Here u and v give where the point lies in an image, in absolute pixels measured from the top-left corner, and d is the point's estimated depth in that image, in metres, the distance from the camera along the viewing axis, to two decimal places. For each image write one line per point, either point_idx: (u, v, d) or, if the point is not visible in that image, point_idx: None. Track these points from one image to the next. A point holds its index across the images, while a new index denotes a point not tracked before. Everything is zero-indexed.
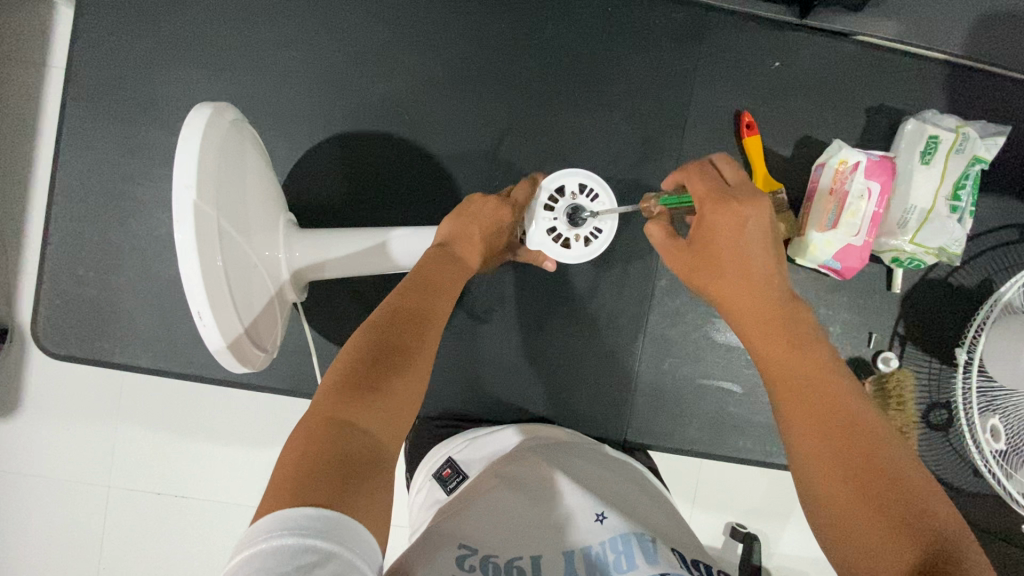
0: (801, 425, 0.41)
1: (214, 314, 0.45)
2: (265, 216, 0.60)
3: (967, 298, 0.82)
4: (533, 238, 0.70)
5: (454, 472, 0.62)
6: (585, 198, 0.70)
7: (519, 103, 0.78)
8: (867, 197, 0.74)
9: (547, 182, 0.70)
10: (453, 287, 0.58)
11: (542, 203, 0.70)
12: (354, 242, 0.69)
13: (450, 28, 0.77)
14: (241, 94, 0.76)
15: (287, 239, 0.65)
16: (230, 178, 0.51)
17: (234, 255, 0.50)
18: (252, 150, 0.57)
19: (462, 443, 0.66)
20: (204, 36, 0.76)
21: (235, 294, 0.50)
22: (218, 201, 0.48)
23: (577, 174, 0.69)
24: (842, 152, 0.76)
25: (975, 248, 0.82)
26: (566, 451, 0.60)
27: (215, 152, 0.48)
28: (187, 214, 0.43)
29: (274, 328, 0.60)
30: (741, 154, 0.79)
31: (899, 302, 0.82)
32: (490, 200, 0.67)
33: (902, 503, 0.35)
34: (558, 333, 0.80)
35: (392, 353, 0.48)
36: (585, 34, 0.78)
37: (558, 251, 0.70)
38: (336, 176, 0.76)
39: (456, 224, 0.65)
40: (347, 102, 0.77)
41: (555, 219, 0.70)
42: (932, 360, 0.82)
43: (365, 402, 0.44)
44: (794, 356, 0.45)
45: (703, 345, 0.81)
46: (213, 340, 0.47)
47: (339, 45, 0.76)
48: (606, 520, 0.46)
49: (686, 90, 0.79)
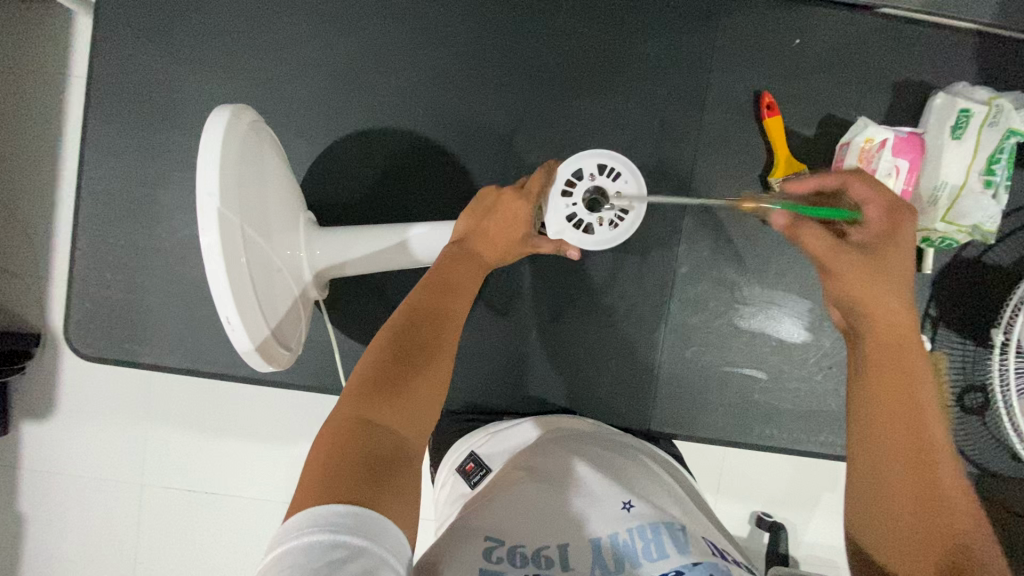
0: (886, 448, 0.44)
1: (241, 317, 0.46)
2: (286, 216, 0.60)
3: (1002, 277, 0.80)
4: (552, 227, 0.65)
5: (477, 466, 0.62)
6: (606, 179, 0.65)
7: (533, 94, 0.77)
8: (894, 176, 0.73)
9: (564, 166, 0.65)
10: (471, 284, 0.57)
11: (560, 187, 0.65)
12: (372, 241, 0.69)
13: (462, 20, 0.77)
14: (256, 96, 0.76)
15: (306, 237, 0.65)
16: (251, 181, 0.51)
17: (258, 257, 0.51)
18: (271, 152, 0.57)
19: (484, 436, 0.66)
20: (218, 39, 0.76)
21: (260, 296, 0.50)
22: (241, 205, 0.48)
23: (594, 154, 0.65)
24: (868, 129, 0.74)
25: (1009, 226, 0.80)
26: (590, 442, 0.59)
27: (235, 156, 0.48)
28: (213, 219, 0.43)
29: (299, 327, 0.60)
30: (762, 137, 0.77)
31: (930, 283, 0.80)
32: (505, 193, 0.64)
33: (944, 524, 0.40)
34: (579, 323, 0.79)
35: (411, 351, 0.48)
36: (598, 20, 0.77)
37: (580, 237, 0.65)
38: (351, 173, 0.77)
39: (471, 220, 0.63)
40: (359, 100, 0.77)
41: (574, 205, 0.65)
42: (966, 342, 0.81)
43: (388, 399, 0.44)
44: (903, 377, 0.45)
45: (727, 333, 0.80)
46: (240, 342, 0.48)
47: (351, 42, 0.76)
48: (632, 509, 0.46)
49: (704, 72, 0.77)
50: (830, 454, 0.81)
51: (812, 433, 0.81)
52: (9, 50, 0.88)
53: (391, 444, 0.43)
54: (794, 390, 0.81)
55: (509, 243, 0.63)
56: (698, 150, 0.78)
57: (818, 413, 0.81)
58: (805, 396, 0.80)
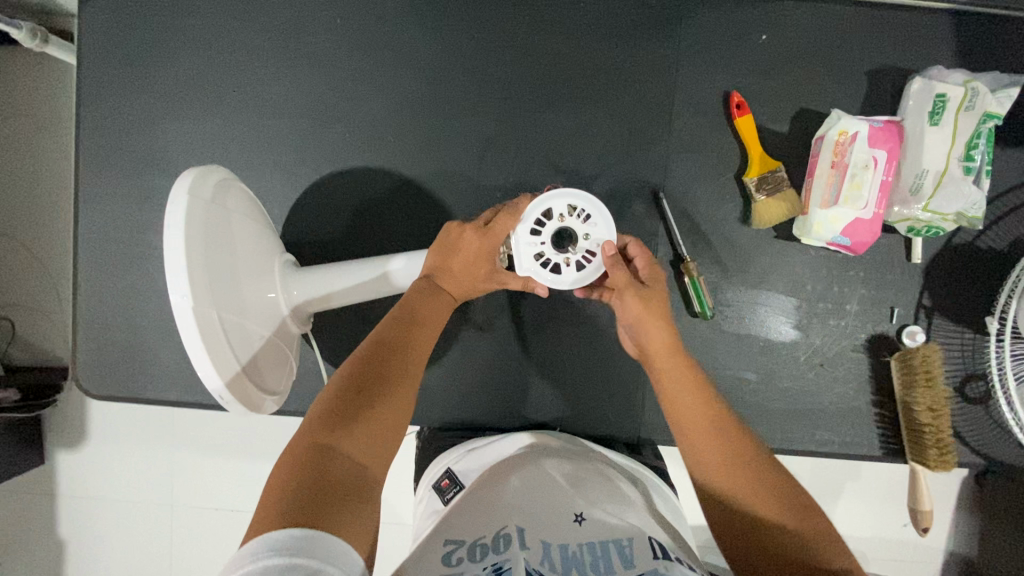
0: (712, 468, 0.52)
1: (209, 353, 0.48)
2: (259, 256, 0.62)
3: (998, 260, 0.78)
4: (519, 266, 0.62)
5: (452, 482, 0.64)
6: (578, 220, 0.61)
7: (501, 113, 0.78)
8: (873, 167, 0.71)
9: (532, 205, 0.60)
10: (438, 320, 0.60)
11: (529, 225, 0.61)
12: (348, 274, 0.70)
13: (426, 46, 0.78)
14: (235, 135, 0.79)
15: (282, 279, 0.67)
16: (220, 224, 0.54)
17: (228, 296, 0.53)
18: (241, 199, 0.60)
19: (459, 454, 0.69)
20: (194, 83, 0.79)
21: (229, 333, 0.52)
22: (208, 247, 0.51)
23: (569, 193, 0.60)
24: (841, 121, 0.72)
25: (998, 209, 0.78)
26: (558, 457, 0.62)
27: (203, 203, 0.51)
28: (184, 284, 0.46)
29: (276, 364, 0.61)
30: (734, 136, 0.77)
31: (921, 271, 0.78)
32: (468, 230, 0.63)
33: (766, 526, 0.48)
34: (561, 335, 0.80)
35: (374, 381, 0.50)
36: (560, 35, 0.77)
37: (547, 278, 0.62)
38: (329, 204, 0.79)
39: (437, 256, 0.65)
40: (332, 130, 0.79)
41: (542, 244, 0.62)
42: (964, 330, 0.79)
43: (349, 428, 0.47)
44: (697, 399, 0.55)
45: (713, 337, 0.79)
46: (209, 379, 0.49)
47: (320, 76, 0.78)
48: (584, 520, 0.49)
49: (670, 77, 0.77)
50: (827, 451, 0.80)
51: (807, 432, 0.80)
52: (21, 110, 0.95)
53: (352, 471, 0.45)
54: (785, 389, 0.80)
55: (472, 280, 0.64)
56: (670, 154, 0.77)
57: (812, 411, 0.80)
58: (796, 395, 0.80)
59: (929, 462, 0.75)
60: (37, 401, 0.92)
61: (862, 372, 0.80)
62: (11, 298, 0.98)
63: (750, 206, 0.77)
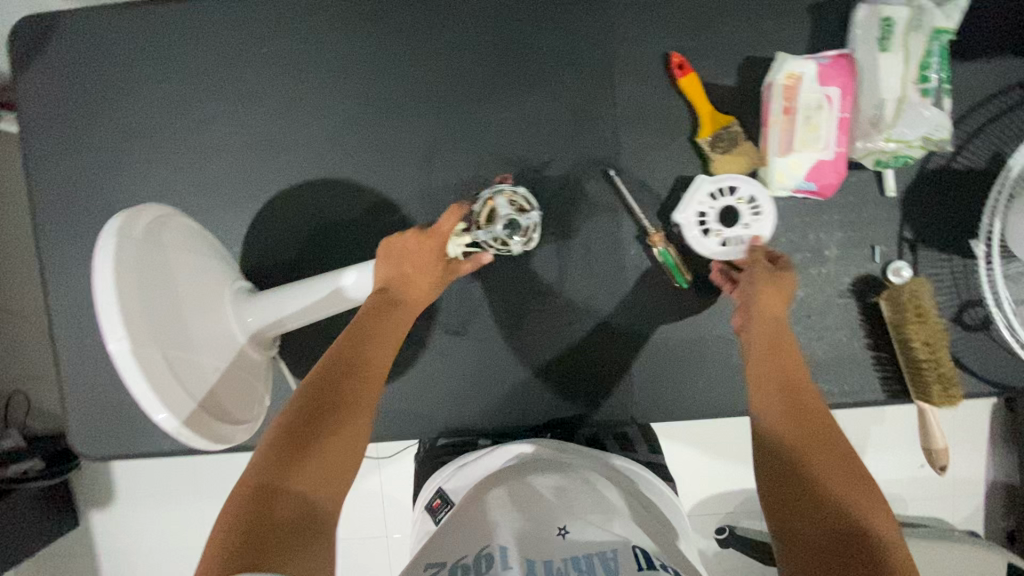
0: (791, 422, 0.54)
1: (160, 399, 0.48)
2: (211, 287, 0.61)
3: (977, 179, 0.75)
4: (680, 215, 0.71)
5: (443, 501, 0.66)
6: (747, 204, 0.71)
7: (443, 114, 0.76)
8: (827, 106, 0.69)
9: (731, 175, 0.71)
10: (393, 333, 0.58)
11: (713, 191, 0.71)
12: (305, 293, 0.66)
13: (356, 59, 0.76)
14: (180, 178, 0.78)
15: (234, 307, 0.63)
16: (159, 265, 0.53)
17: (176, 337, 0.53)
18: (185, 233, 0.59)
19: (450, 471, 0.69)
20: (131, 134, 0.78)
21: (181, 374, 0.52)
22: (144, 294, 0.50)
23: (750, 181, 0.71)
24: (787, 63, 0.69)
25: (969, 128, 0.75)
26: (544, 468, 0.61)
27: (133, 248, 0.50)
28: (119, 330, 0.46)
29: (239, 397, 0.61)
30: (681, 97, 0.74)
31: (898, 204, 0.75)
32: (411, 235, 0.63)
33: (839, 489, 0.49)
34: (539, 327, 0.78)
35: (324, 407, 0.50)
36: (490, 25, 0.75)
37: (696, 240, 0.71)
38: (278, 235, 0.77)
39: (387, 266, 0.63)
40: (275, 159, 0.77)
41: (709, 210, 0.71)
42: (953, 257, 0.76)
43: (298, 462, 0.47)
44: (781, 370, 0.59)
45: (693, 307, 0.77)
46: (166, 423, 0.49)
47: (254, 108, 0.77)
48: (567, 534, 0.50)
49: (608, 48, 0.75)
50: (829, 403, 0.78)
51: None
52: None
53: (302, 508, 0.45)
54: None
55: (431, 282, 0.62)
56: (620, 126, 0.75)
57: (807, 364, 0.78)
58: None
59: (932, 398, 0.73)
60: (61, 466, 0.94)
61: (853, 316, 0.77)
62: (24, 373, 1.02)
63: (708, 166, 0.75)
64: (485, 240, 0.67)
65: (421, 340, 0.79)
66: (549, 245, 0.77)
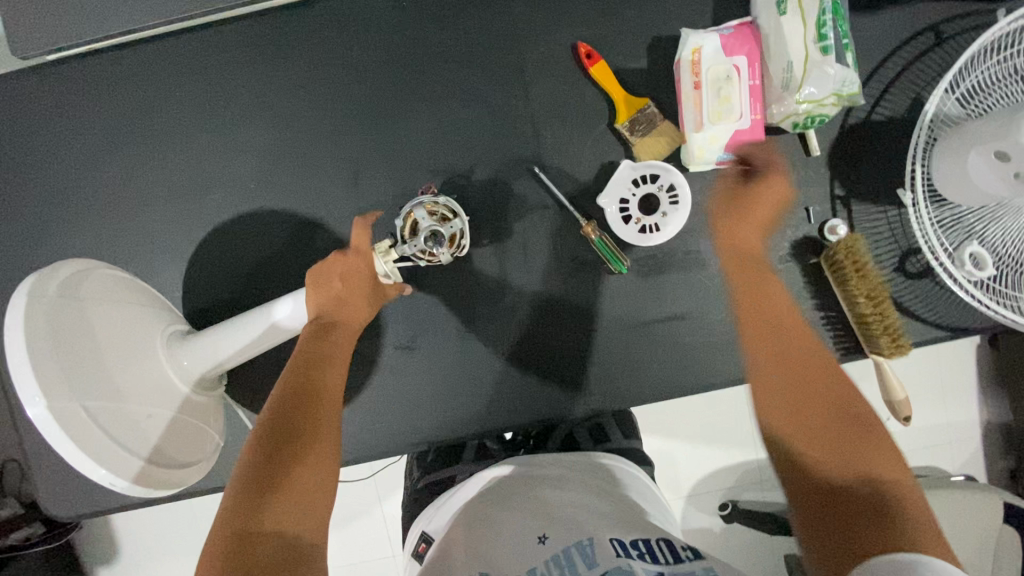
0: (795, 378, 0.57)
1: (87, 454, 0.49)
2: (142, 333, 0.61)
3: (900, 128, 0.75)
4: (605, 199, 0.74)
5: (428, 544, 0.61)
6: (667, 192, 0.73)
7: (362, 134, 0.76)
8: (736, 76, 0.69)
9: (653, 162, 0.73)
10: (341, 355, 0.60)
11: (636, 176, 0.74)
12: (243, 332, 0.65)
13: (268, 93, 0.76)
14: (109, 233, 0.77)
15: (171, 351, 0.64)
16: (78, 319, 0.54)
17: (104, 387, 0.54)
18: (109, 282, 0.60)
19: (431, 511, 0.64)
20: (54, 196, 0.77)
21: (111, 424, 0.53)
22: (63, 351, 0.51)
23: (671, 168, 0.73)
24: (691, 40, 0.70)
25: (884, 78, 0.75)
26: (523, 483, 0.60)
27: (48, 305, 0.51)
28: (36, 392, 0.47)
29: (181, 437, 0.62)
30: (595, 87, 0.75)
31: (827, 162, 0.75)
32: (335, 260, 0.65)
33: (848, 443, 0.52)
34: (488, 332, 0.77)
35: (282, 442, 0.51)
36: (397, 42, 0.75)
37: (618, 225, 0.74)
38: (216, 276, 0.77)
39: (317, 293, 0.64)
40: (202, 200, 0.77)
41: (632, 196, 0.74)
42: (888, 209, 0.76)
43: (265, 502, 0.46)
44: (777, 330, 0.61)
45: (640, 290, 0.76)
46: (98, 475, 0.51)
47: (174, 154, 0.77)
48: (548, 540, 0.49)
49: (516, 47, 0.75)
50: None
51: None
52: None
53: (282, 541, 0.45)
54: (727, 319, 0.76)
55: (367, 301, 0.65)
56: (538, 122, 0.75)
57: None
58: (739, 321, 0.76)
59: (883, 351, 0.73)
60: (64, 529, 1.00)
61: (798, 279, 0.77)
62: None
63: (630, 151, 0.75)
64: (412, 253, 0.65)
65: (372, 360, 0.78)
66: (486, 247, 0.76)
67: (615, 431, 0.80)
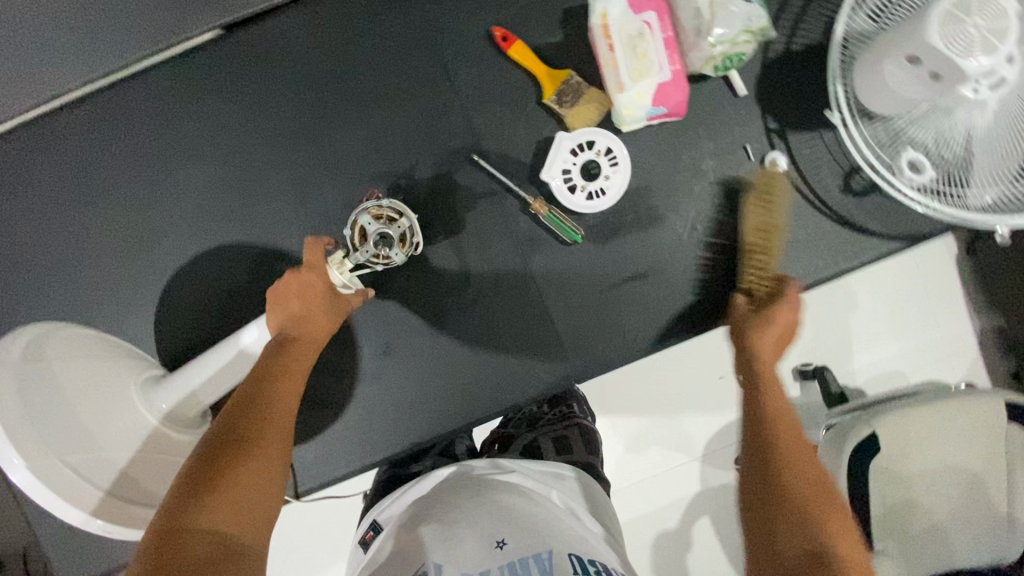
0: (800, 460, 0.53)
1: (66, 502, 0.51)
2: (112, 380, 0.63)
3: (820, 54, 0.77)
4: (548, 172, 0.75)
5: (373, 532, 0.71)
6: (606, 156, 0.75)
7: (302, 156, 0.77)
8: (649, 32, 0.71)
9: (588, 129, 0.74)
10: (296, 368, 0.62)
11: (574, 145, 0.75)
12: (211, 365, 0.66)
13: (204, 131, 0.77)
14: (71, 294, 0.78)
15: (145, 394, 0.65)
16: (45, 374, 0.55)
17: (75, 437, 0.55)
18: (74, 335, 0.61)
19: (385, 502, 0.74)
20: (11, 266, 0.78)
21: (87, 471, 0.55)
22: (31, 407, 0.52)
23: (605, 132, 0.74)
24: (599, 4, 0.71)
25: (795, 8, 0.76)
26: (478, 483, 0.68)
27: (12, 365, 0.52)
28: (8, 451, 0.48)
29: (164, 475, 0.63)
30: (518, 68, 0.76)
31: (755, 99, 0.77)
32: (291, 273, 0.66)
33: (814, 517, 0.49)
34: (459, 325, 0.78)
35: (227, 448, 0.53)
36: (320, 60, 0.77)
37: (564, 196, 0.75)
38: (185, 317, 0.78)
39: (275, 310, 0.65)
40: (158, 246, 0.78)
41: (573, 166, 0.75)
42: (822, 133, 0.77)
43: (203, 500, 0.49)
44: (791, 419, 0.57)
45: (597, 255, 0.77)
46: (80, 520, 0.53)
47: (123, 206, 0.78)
48: (505, 545, 0.57)
49: (436, 43, 0.76)
50: None
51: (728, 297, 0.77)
52: None
53: (210, 543, 0.48)
54: (687, 268, 0.77)
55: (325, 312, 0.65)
56: (470, 111, 0.77)
57: (722, 275, 0.77)
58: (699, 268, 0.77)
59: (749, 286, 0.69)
60: None
61: None
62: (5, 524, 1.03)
63: (563, 123, 0.76)
64: (366, 259, 0.68)
65: (351, 372, 0.79)
66: (442, 242, 0.77)
67: (578, 443, 0.93)
